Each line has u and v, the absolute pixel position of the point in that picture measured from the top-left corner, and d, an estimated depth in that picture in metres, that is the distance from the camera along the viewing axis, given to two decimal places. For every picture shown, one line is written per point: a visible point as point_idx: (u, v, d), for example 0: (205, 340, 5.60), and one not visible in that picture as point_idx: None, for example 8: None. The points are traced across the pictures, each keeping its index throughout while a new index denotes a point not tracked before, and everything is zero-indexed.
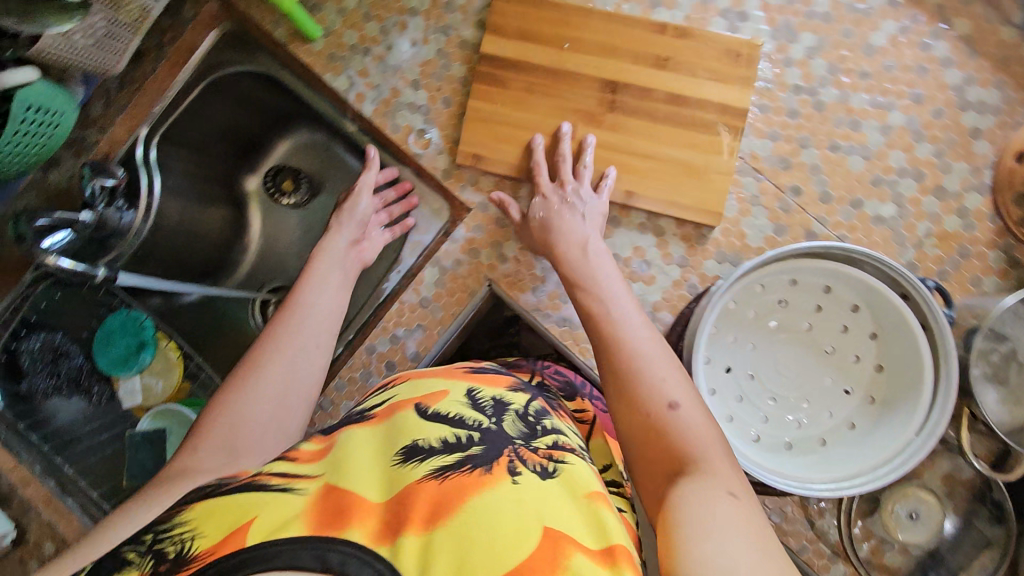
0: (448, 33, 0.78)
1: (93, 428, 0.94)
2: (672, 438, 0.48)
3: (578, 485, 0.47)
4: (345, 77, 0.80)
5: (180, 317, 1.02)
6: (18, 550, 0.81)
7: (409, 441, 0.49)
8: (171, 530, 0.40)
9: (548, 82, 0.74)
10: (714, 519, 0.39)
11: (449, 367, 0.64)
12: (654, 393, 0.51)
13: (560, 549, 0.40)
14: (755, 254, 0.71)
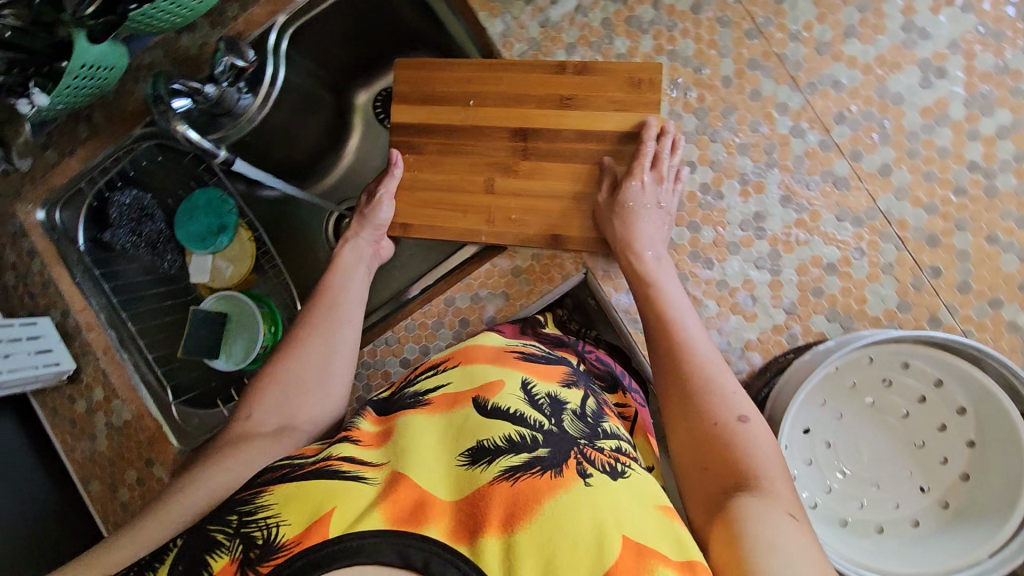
0: (620, 3, 0.73)
1: (157, 293, 0.94)
2: (735, 451, 0.49)
3: (647, 497, 0.46)
4: (501, 21, 0.75)
5: (260, 208, 1.02)
6: (72, 385, 0.85)
7: (475, 440, 0.47)
8: (256, 515, 0.42)
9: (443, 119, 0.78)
10: (784, 548, 0.40)
11: (499, 342, 0.62)
12: (724, 401, 0.52)
13: (642, 561, 0.40)
14: (870, 324, 0.68)
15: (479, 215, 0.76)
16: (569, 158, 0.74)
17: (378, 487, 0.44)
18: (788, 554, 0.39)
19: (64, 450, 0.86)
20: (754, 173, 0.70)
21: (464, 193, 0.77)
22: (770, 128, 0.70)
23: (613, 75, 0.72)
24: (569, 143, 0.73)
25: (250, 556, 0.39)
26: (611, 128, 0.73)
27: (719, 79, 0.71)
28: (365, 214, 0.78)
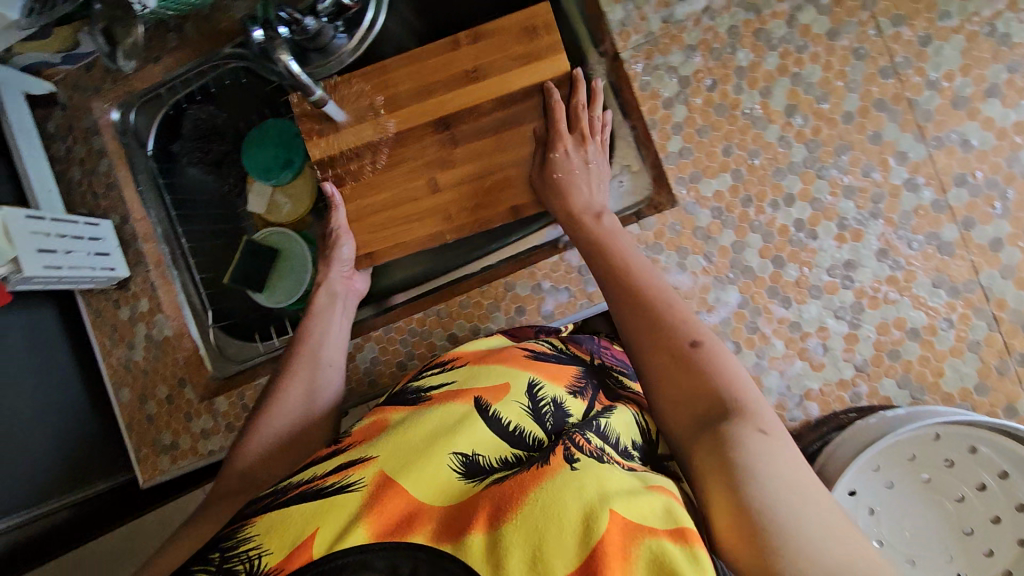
0: (752, 13, 0.69)
1: (212, 216, 0.91)
2: (700, 376, 0.47)
3: (635, 481, 0.45)
4: (622, 8, 0.72)
5: None
6: (119, 291, 0.85)
7: (470, 451, 0.49)
8: (238, 548, 0.42)
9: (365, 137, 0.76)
10: (773, 475, 0.39)
11: (508, 345, 0.65)
12: (681, 327, 0.51)
13: (632, 535, 0.38)
14: (941, 399, 0.65)
15: (433, 217, 0.76)
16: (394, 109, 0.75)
17: (366, 495, 0.44)
18: (780, 480, 0.39)
19: (101, 353, 0.87)
20: (855, 220, 0.67)
21: (413, 200, 0.76)
22: (883, 176, 0.66)
23: (503, 33, 0.73)
24: (487, 117, 0.75)
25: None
26: (400, 68, 0.75)
27: (840, 114, 0.67)
28: (327, 255, 0.76)
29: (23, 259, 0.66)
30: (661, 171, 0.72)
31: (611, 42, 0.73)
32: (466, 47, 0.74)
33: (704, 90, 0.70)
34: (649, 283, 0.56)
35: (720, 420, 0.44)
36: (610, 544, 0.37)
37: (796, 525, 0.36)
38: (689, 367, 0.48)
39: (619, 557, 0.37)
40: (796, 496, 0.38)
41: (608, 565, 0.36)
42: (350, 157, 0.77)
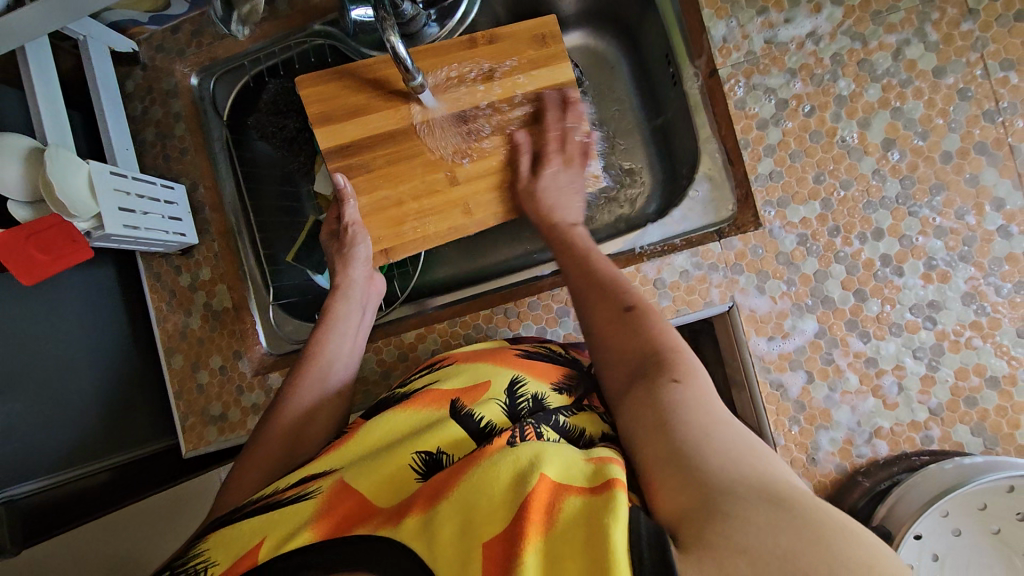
0: (858, 43, 0.68)
1: (281, 192, 0.92)
2: (637, 332, 0.51)
3: (579, 452, 0.43)
4: (724, 24, 0.71)
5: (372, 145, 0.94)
6: (182, 258, 0.86)
7: (434, 448, 0.49)
8: (192, 560, 0.45)
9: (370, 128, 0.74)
10: (691, 417, 0.41)
11: (501, 346, 0.65)
12: (616, 300, 0.55)
13: (559, 495, 0.38)
14: (1016, 450, 0.64)
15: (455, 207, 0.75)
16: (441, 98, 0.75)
17: (314, 505, 0.45)
18: (696, 420, 0.41)
19: (157, 316, 0.87)
20: (944, 261, 0.66)
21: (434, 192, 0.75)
22: (977, 220, 0.65)
23: (518, 39, 0.77)
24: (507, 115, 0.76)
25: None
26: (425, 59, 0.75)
27: (939, 152, 0.66)
28: (342, 254, 0.73)
29: (107, 216, 0.63)
30: (748, 193, 0.71)
31: (710, 58, 0.72)
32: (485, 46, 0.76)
33: (801, 115, 0.69)
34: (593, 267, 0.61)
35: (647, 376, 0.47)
36: (534, 504, 0.37)
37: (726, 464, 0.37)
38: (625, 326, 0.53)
39: (541, 510, 0.37)
40: (714, 436, 0.39)
41: (527, 523, 0.36)
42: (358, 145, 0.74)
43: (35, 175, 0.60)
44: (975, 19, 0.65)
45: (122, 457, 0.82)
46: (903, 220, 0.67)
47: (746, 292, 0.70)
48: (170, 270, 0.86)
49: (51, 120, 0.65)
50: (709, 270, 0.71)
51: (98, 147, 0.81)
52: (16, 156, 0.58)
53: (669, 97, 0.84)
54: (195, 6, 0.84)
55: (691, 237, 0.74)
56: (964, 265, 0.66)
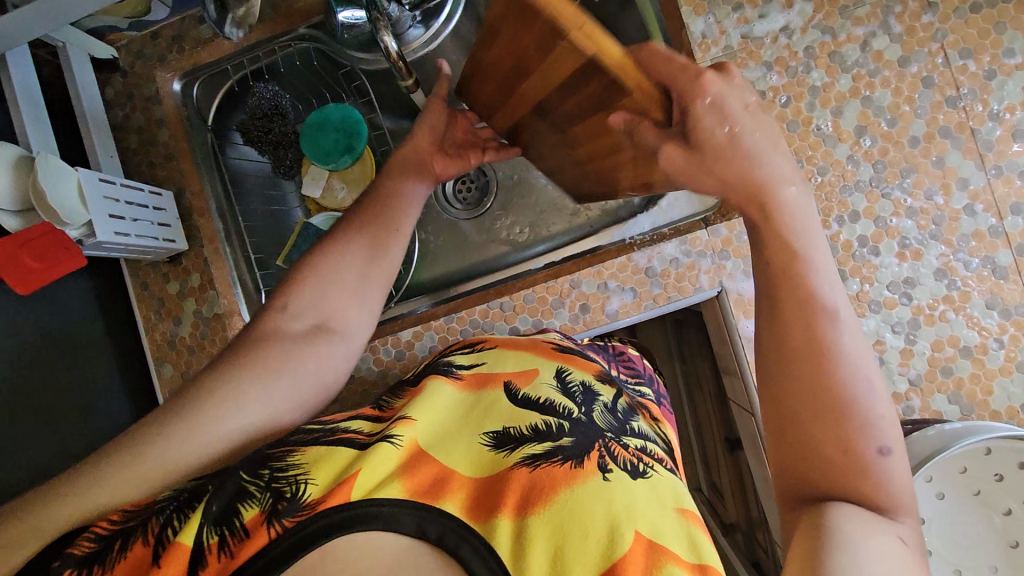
0: (829, 36, 0.71)
1: (265, 196, 0.92)
2: (865, 481, 0.42)
3: (670, 500, 0.48)
4: (703, 21, 0.74)
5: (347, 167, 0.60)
6: (170, 265, 0.85)
7: (501, 425, 0.51)
8: (287, 471, 0.44)
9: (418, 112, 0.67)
10: None
11: (534, 338, 0.67)
12: (862, 433, 0.43)
13: (655, 554, 0.43)
14: (990, 416, 0.68)
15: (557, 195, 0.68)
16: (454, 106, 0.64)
17: (404, 456, 0.46)
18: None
19: (145, 325, 0.86)
20: (916, 240, 0.70)
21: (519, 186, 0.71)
22: (944, 200, 0.69)
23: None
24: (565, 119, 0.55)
25: (278, 508, 0.41)
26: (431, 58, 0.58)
27: (907, 137, 0.70)
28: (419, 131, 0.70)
29: (97, 223, 0.62)
30: None
31: (690, 53, 0.75)
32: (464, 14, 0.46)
33: (779, 105, 0.72)
34: (822, 353, 0.45)
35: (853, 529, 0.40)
36: (630, 564, 0.41)
37: None
38: (864, 467, 0.42)
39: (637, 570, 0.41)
40: None
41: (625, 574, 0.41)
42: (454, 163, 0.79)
43: (24, 182, 0.60)
44: (935, 11, 0.70)
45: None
46: (876, 202, 0.70)
47: (734, 277, 0.73)
48: (158, 277, 0.85)
49: (34, 127, 0.64)
50: (698, 256, 0.74)
51: (80, 155, 0.80)
52: (3, 164, 0.59)
53: None
54: (177, 11, 0.84)
55: (679, 227, 0.75)
56: (934, 242, 0.69)
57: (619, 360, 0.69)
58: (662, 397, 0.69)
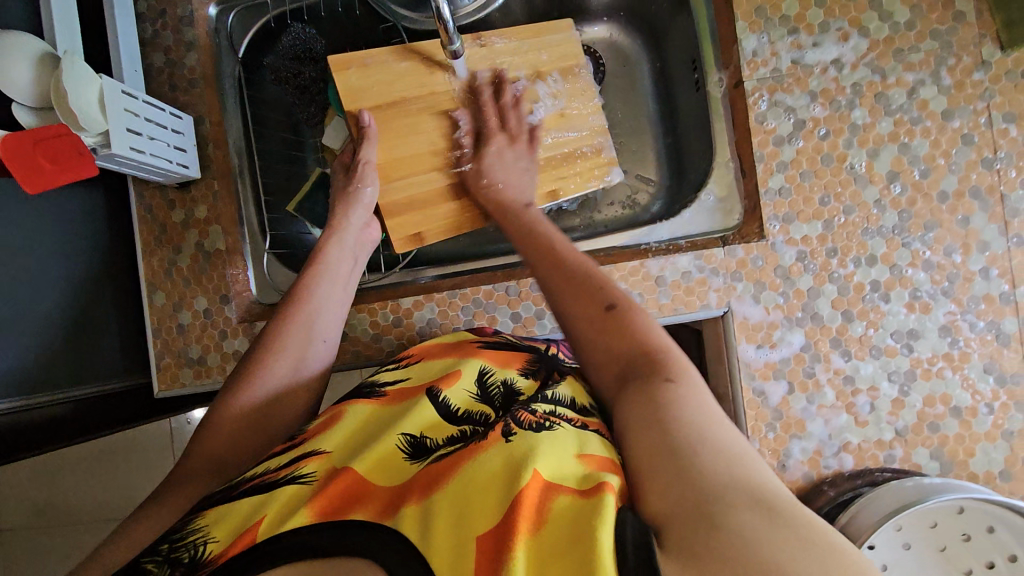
0: (877, 76, 0.71)
1: (285, 138, 0.91)
2: (622, 326, 0.48)
3: (569, 447, 0.45)
4: (756, 39, 0.73)
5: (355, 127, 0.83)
6: (177, 193, 0.82)
7: (418, 433, 0.51)
8: (186, 538, 0.42)
9: (461, 155, 0.79)
10: (684, 417, 0.38)
11: (462, 335, 0.69)
12: (592, 297, 0.51)
13: (548, 494, 0.38)
14: (967, 476, 0.69)
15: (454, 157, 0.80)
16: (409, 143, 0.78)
17: (314, 486, 0.45)
18: (683, 421, 0.38)
19: (142, 250, 0.83)
20: (927, 293, 0.70)
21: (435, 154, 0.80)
22: (962, 259, 0.69)
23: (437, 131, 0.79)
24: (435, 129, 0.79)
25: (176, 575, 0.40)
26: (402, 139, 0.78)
27: (937, 191, 0.70)
28: (348, 193, 0.74)
29: (114, 134, 0.60)
30: (756, 205, 0.74)
31: (737, 69, 0.74)
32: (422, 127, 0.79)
33: (817, 137, 0.72)
34: (563, 269, 0.55)
35: (640, 370, 0.44)
36: (525, 498, 0.38)
37: (709, 466, 0.35)
38: (611, 319, 0.49)
39: (529, 509, 0.37)
40: (708, 434, 0.37)
41: (516, 519, 0.36)
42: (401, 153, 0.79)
43: (46, 81, 0.58)
44: (986, 70, 0.69)
45: (88, 391, 0.78)
46: (896, 248, 0.70)
47: (742, 299, 0.72)
48: (165, 202, 0.83)
49: (62, 25, 0.62)
50: (711, 273, 0.73)
51: (101, 64, 0.77)
52: (27, 57, 0.57)
53: (687, 100, 0.86)
54: None
55: (696, 242, 0.76)
56: (946, 299, 0.70)
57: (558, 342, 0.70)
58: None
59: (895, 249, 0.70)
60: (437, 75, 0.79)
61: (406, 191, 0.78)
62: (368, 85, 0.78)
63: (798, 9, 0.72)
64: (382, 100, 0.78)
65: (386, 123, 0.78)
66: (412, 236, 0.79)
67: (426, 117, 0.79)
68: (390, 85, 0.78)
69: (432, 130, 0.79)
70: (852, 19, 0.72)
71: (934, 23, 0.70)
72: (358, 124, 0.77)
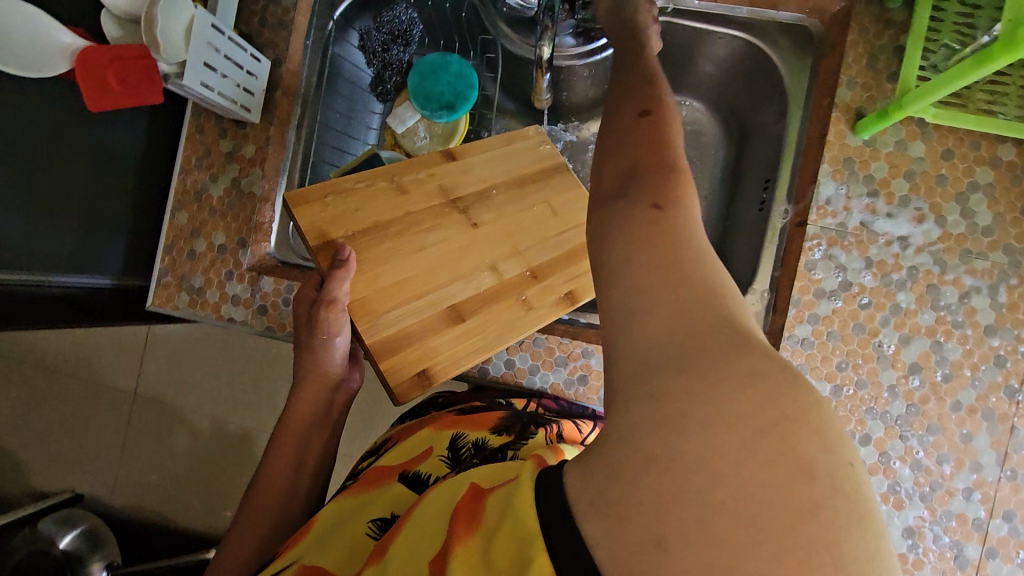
0: (938, 268, 0.70)
1: (351, 102, 0.92)
2: (647, 136, 0.45)
3: (514, 459, 0.51)
4: (835, 187, 0.72)
5: (354, 211, 0.67)
6: (232, 124, 0.82)
7: (387, 514, 0.59)
8: None
9: (465, 268, 0.69)
10: (675, 245, 0.39)
11: (443, 410, 0.76)
12: (628, 107, 0.48)
13: (481, 496, 0.43)
14: None
15: (471, 268, 0.69)
16: (393, 271, 0.67)
17: None
18: (677, 253, 0.38)
19: (181, 166, 0.83)
20: (906, 491, 0.69)
21: (441, 270, 0.68)
22: (951, 471, 0.69)
23: (436, 247, 0.69)
24: (425, 243, 0.69)
25: None
26: (380, 265, 0.66)
27: (952, 398, 0.69)
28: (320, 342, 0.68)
29: (189, 68, 0.65)
30: (775, 344, 0.73)
31: (806, 208, 0.73)
32: (413, 240, 0.68)
33: (856, 303, 0.71)
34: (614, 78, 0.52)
35: (634, 193, 0.42)
36: (461, 513, 0.43)
37: (685, 300, 0.36)
38: (640, 127, 0.46)
39: (467, 521, 0.41)
40: (697, 266, 0.38)
41: (456, 535, 0.41)
42: (395, 277, 0.67)
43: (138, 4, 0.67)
44: None
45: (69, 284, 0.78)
46: (892, 436, 0.70)
47: None
48: (218, 128, 0.83)
49: None
50: None
51: None
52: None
53: (747, 215, 0.85)
54: None
55: None
56: (923, 504, 0.69)
57: (538, 395, 0.75)
58: (594, 417, 0.75)
59: (889, 437, 0.70)
60: (410, 197, 0.70)
61: (398, 325, 0.66)
62: (333, 218, 0.67)
63: (885, 174, 0.72)
64: (357, 227, 0.67)
65: (366, 253, 0.67)
66: (419, 374, 0.66)
67: (411, 236, 0.68)
68: (360, 209, 0.68)
69: (421, 248, 0.68)
70: (933, 203, 0.71)
71: (1010, 238, 0.70)
72: (330, 257, 0.65)
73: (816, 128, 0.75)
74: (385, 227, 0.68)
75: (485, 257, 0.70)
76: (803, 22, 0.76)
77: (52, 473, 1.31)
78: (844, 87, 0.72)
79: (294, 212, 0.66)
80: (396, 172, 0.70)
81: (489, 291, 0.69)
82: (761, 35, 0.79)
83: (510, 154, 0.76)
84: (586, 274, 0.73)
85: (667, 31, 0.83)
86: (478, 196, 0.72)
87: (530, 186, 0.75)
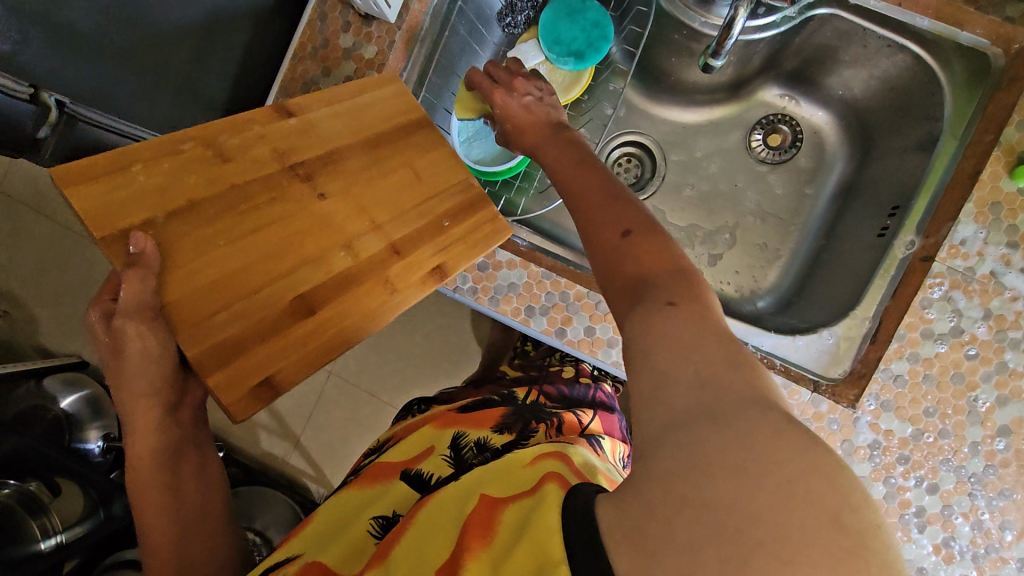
0: None
1: (476, 27, 0.89)
2: (636, 256, 0.49)
3: (516, 466, 0.54)
4: (974, 230, 0.68)
5: (164, 183, 0.48)
6: (360, 18, 0.77)
7: (388, 513, 0.58)
8: None
9: (313, 248, 0.53)
10: (671, 334, 0.41)
11: (441, 410, 0.76)
12: (608, 224, 0.52)
13: (496, 505, 0.48)
14: None
15: (313, 248, 0.53)
16: (213, 264, 0.49)
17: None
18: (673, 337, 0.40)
19: (294, 52, 0.78)
20: (959, 546, 0.67)
21: (279, 255, 0.52)
22: (1010, 539, 0.67)
23: (274, 227, 0.52)
24: (259, 227, 0.51)
25: None
26: (195, 256, 0.48)
27: None
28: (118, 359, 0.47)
29: None
30: (866, 374, 0.71)
31: (936, 243, 0.70)
32: (252, 215, 0.51)
33: (962, 352, 0.68)
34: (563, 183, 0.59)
35: (646, 296, 0.45)
36: (475, 517, 0.48)
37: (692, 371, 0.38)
38: (620, 250, 0.50)
39: (480, 526, 0.46)
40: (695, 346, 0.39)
41: (468, 541, 0.45)
42: (228, 270, 0.49)
43: None
44: None
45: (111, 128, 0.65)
46: (964, 489, 0.68)
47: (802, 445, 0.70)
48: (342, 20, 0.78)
49: None
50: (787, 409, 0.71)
51: None
52: None
53: (860, 239, 0.82)
54: None
55: (788, 368, 0.73)
56: (974, 563, 0.67)
57: (538, 387, 0.82)
58: (593, 405, 0.81)
59: (958, 490, 0.68)
60: (237, 166, 0.52)
61: (230, 328, 0.49)
62: (131, 198, 0.47)
63: None
64: (160, 209, 0.48)
65: (178, 243, 0.48)
66: (260, 385, 0.49)
67: (243, 216, 0.51)
68: (162, 188, 0.48)
69: (256, 229, 0.51)
70: None
71: None
72: (125, 252, 0.46)
73: (968, 163, 0.71)
74: (203, 209, 0.49)
75: (340, 233, 0.54)
76: (985, 50, 0.71)
77: (68, 331, 1.29)
78: (1014, 127, 0.68)
79: (66, 191, 0.45)
80: (210, 135, 0.51)
81: (344, 275, 0.54)
82: (935, 53, 0.73)
83: (366, 105, 0.59)
84: (457, 244, 0.59)
85: (830, 24, 0.78)
86: (323, 159, 0.56)
87: (386, 147, 0.59)
